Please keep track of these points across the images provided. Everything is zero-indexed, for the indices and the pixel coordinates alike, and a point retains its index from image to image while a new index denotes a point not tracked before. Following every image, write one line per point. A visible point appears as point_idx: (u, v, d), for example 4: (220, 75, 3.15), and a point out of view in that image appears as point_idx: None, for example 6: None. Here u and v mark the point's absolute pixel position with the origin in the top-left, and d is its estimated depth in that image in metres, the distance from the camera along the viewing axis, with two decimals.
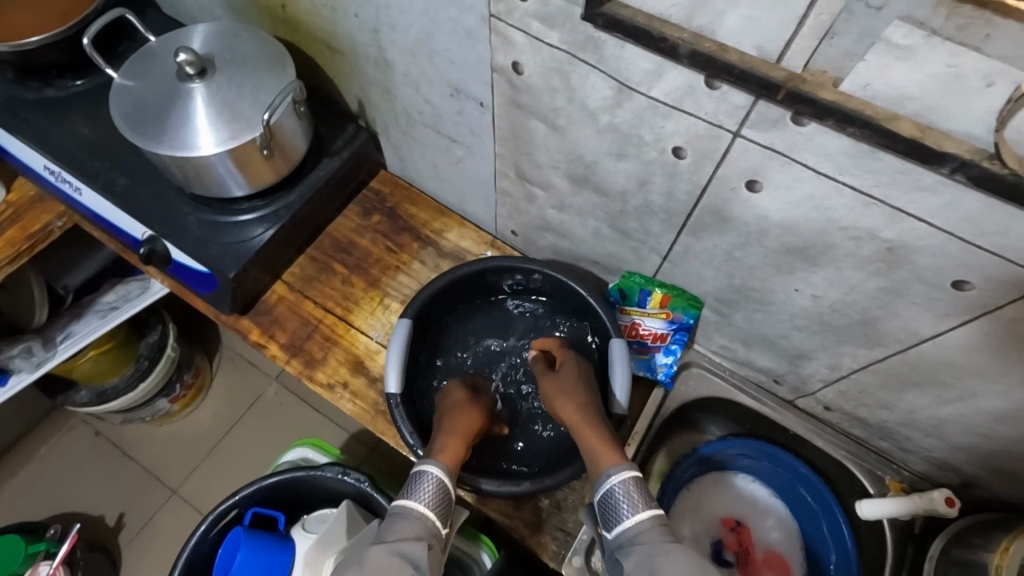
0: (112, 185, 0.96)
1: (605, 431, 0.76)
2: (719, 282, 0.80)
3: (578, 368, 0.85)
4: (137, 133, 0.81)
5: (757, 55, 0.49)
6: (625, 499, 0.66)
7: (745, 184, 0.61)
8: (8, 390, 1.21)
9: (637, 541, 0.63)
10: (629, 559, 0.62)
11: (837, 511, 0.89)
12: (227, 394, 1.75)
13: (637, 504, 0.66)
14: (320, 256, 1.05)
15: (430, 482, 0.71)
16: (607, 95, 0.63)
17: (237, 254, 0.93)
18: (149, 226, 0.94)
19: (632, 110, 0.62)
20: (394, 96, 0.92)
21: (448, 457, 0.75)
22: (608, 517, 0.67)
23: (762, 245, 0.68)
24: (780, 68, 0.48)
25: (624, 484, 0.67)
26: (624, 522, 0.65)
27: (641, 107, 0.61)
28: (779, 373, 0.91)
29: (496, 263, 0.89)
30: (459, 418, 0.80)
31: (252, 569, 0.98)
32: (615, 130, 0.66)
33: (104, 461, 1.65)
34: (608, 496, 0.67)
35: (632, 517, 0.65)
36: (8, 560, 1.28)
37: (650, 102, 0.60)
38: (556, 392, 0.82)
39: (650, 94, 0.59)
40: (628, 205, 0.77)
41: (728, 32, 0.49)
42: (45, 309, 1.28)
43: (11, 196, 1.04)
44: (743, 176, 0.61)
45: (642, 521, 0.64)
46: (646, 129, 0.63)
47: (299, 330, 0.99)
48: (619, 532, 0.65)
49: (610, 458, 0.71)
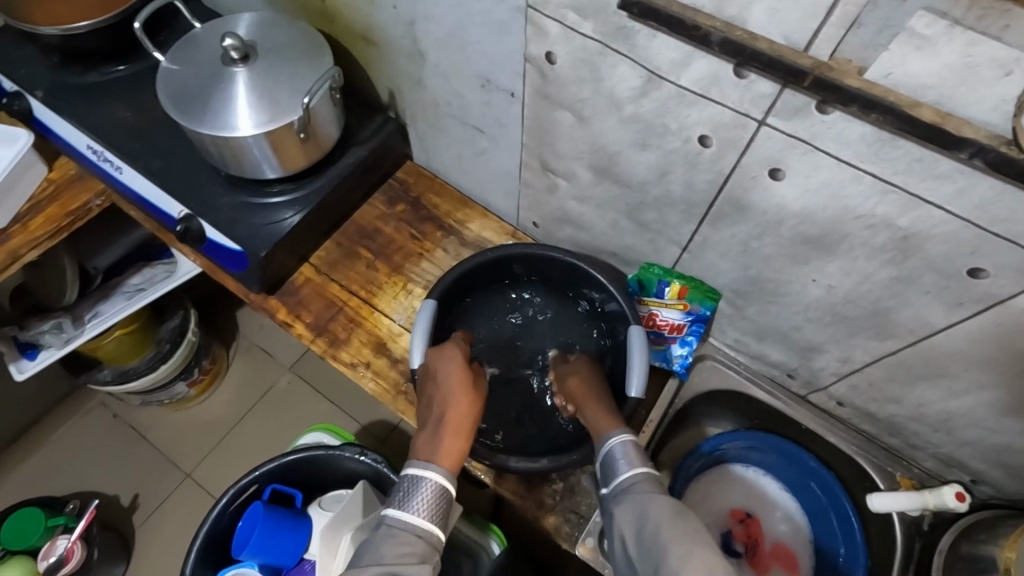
0: (152, 165, 0.99)
1: (608, 402, 0.79)
2: (735, 273, 0.82)
3: (583, 363, 0.87)
4: (182, 114, 0.85)
5: (784, 44, 0.52)
6: (623, 456, 0.70)
7: (767, 172, 0.64)
8: (38, 364, 1.27)
9: (629, 492, 0.67)
10: (619, 504, 0.67)
11: (846, 503, 0.90)
12: (244, 381, 1.78)
13: (633, 460, 0.70)
14: (346, 241, 1.08)
15: (428, 490, 0.69)
16: (635, 85, 0.65)
17: (269, 234, 0.96)
18: (186, 205, 0.98)
19: (659, 99, 0.65)
20: (424, 87, 0.95)
21: (452, 459, 0.73)
22: (606, 474, 0.71)
23: (779, 235, 0.70)
24: (806, 56, 0.51)
25: (621, 444, 0.71)
26: (619, 476, 0.70)
27: (669, 96, 0.64)
28: (792, 367, 0.92)
29: (518, 250, 0.92)
30: (459, 411, 0.76)
31: (270, 542, 1.01)
32: (641, 119, 0.69)
33: (121, 442, 1.68)
34: (606, 453, 0.72)
35: (628, 473, 0.69)
36: (26, 534, 1.32)
37: (677, 90, 0.62)
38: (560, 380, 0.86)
39: (678, 83, 0.62)
40: (649, 195, 0.79)
41: (757, 22, 0.52)
42: (76, 289, 1.31)
43: (52, 174, 1.08)
44: (765, 164, 0.63)
45: (637, 476, 0.69)
46: (671, 118, 0.66)
47: (324, 311, 1.02)
48: (616, 486, 0.69)
49: (611, 423, 0.75)
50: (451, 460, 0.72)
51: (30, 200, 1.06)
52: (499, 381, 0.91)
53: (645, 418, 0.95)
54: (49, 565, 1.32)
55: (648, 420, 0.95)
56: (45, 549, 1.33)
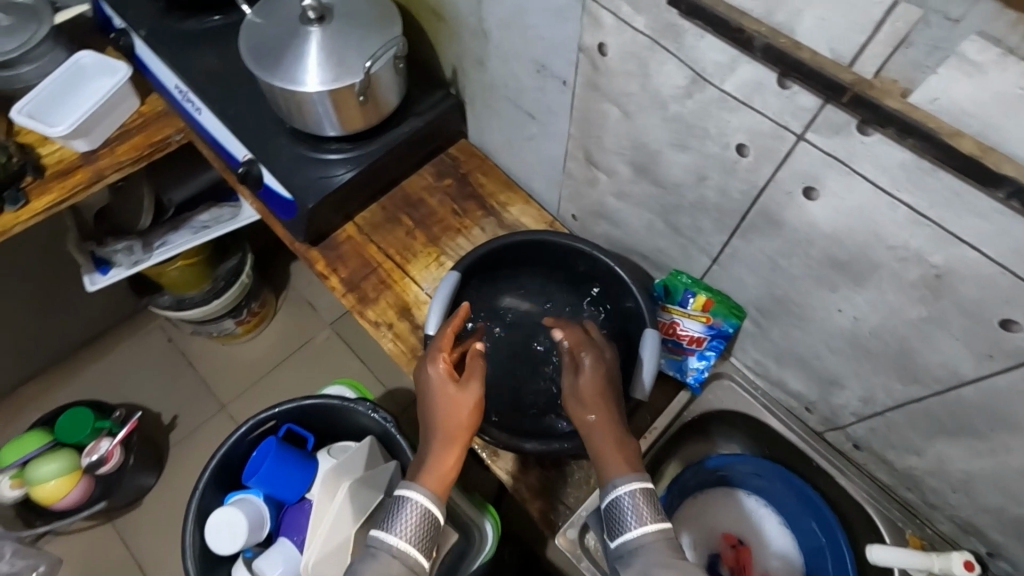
0: (226, 110, 1.07)
1: (614, 433, 0.70)
2: (762, 292, 0.80)
3: (604, 374, 0.75)
4: (258, 65, 0.92)
5: (829, 56, 0.50)
6: (632, 513, 0.63)
7: (801, 189, 0.62)
8: (109, 279, 1.40)
9: (638, 554, 0.61)
10: (629, 570, 0.60)
11: (844, 546, 0.87)
12: (286, 328, 1.88)
13: (644, 515, 0.63)
14: (391, 207, 1.13)
15: (411, 513, 0.67)
16: (680, 84, 0.65)
17: (317, 188, 1.01)
18: (250, 150, 1.05)
19: (702, 101, 0.64)
20: (485, 67, 0.98)
21: (438, 480, 0.70)
22: (612, 528, 0.64)
23: (809, 257, 0.68)
24: (850, 71, 0.50)
25: (632, 496, 0.64)
26: (628, 533, 0.63)
27: (711, 100, 0.63)
28: (811, 400, 0.89)
29: (547, 237, 0.92)
30: (450, 424, 0.73)
31: (276, 475, 1.08)
32: (683, 121, 0.69)
33: (170, 365, 1.81)
34: (614, 504, 0.64)
35: (637, 530, 0.62)
36: (77, 431, 1.44)
37: (720, 95, 0.62)
38: (569, 401, 0.75)
39: (721, 87, 0.61)
40: (684, 200, 0.79)
41: (805, 31, 0.51)
42: (149, 216, 1.44)
43: (145, 108, 1.19)
44: (800, 181, 0.61)
45: (649, 534, 0.62)
46: (711, 122, 0.65)
47: (359, 269, 1.07)
48: (622, 542, 0.63)
49: (619, 465, 0.67)
50: (438, 481, 0.70)
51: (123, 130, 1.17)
52: (510, 362, 0.93)
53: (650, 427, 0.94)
54: (91, 463, 1.46)
55: (652, 430, 0.94)
56: (90, 447, 1.46)
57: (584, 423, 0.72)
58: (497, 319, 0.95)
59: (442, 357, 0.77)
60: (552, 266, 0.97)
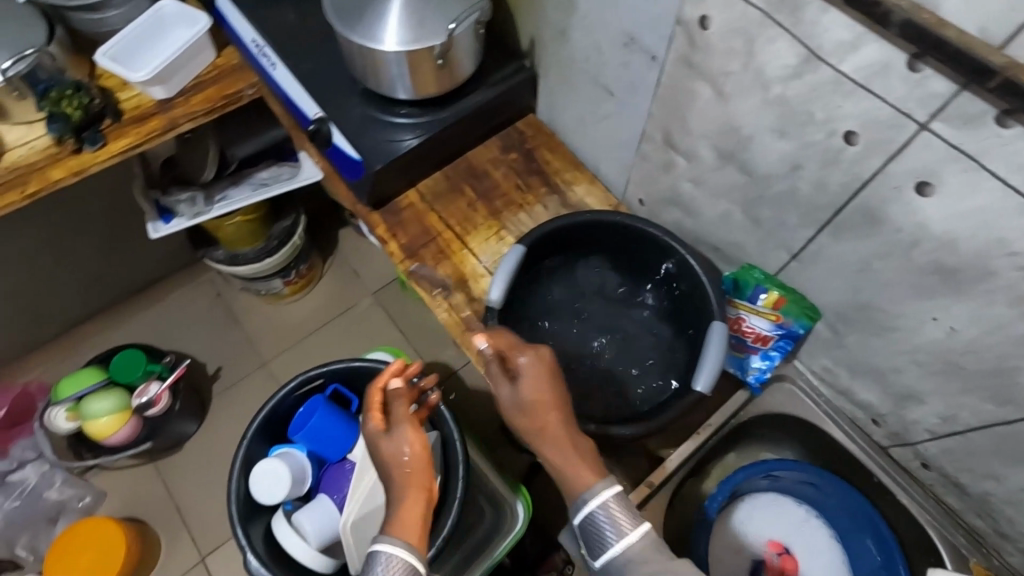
0: (302, 67, 1.08)
1: (564, 438, 0.65)
2: (844, 294, 0.76)
3: (547, 372, 0.67)
4: (340, 22, 0.91)
5: (976, 37, 0.46)
6: (610, 526, 0.59)
7: (913, 185, 0.58)
8: (169, 228, 1.41)
9: (629, 569, 0.57)
10: None
11: (903, 569, 0.85)
12: (330, 293, 1.90)
13: (622, 525, 0.59)
14: (454, 177, 1.11)
15: (390, 567, 0.59)
16: (789, 63, 0.61)
17: (384, 151, 1.01)
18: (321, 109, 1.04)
19: (812, 83, 0.60)
20: (566, 39, 0.95)
21: (411, 530, 0.62)
22: (593, 545, 0.60)
23: (911, 259, 0.64)
24: (1000, 54, 0.45)
25: (606, 509, 0.60)
26: (611, 549, 0.59)
27: (824, 82, 0.59)
28: (880, 413, 0.85)
29: (615, 219, 0.89)
30: (409, 476, 0.67)
31: (321, 432, 1.10)
32: (785, 104, 0.65)
33: (218, 318, 1.85)
34: (589, 520, 0.60)
35: (619, 543, 0.58)
36: (129, 372, 1.49)
37: (836, 77, 0.58)
38: (511, 407, 0.67)
39: (838, 67, 0.57)
40: (771, 190, 0.75)
41: (952, 8, 0.47)
42: (213, 169, 1.48)
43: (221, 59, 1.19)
44: (913, 175, 0.57)
45: (632, 544, 0.58)
46: (819, 106, 0.61)
47: (419, 236, 1.06)
48: (608, 558, 0.59)
49: (583, 475, 0.62)
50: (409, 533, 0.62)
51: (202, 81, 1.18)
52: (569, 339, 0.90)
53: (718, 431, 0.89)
54: (140, 404, 1.51)
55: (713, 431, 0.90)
56: (140, 389, 1.51)
57: (534, 431, 0.66)
58: (558, 298, 0.93)
59: (372, 412, 0.72)
60: (618, 249, 0.94)
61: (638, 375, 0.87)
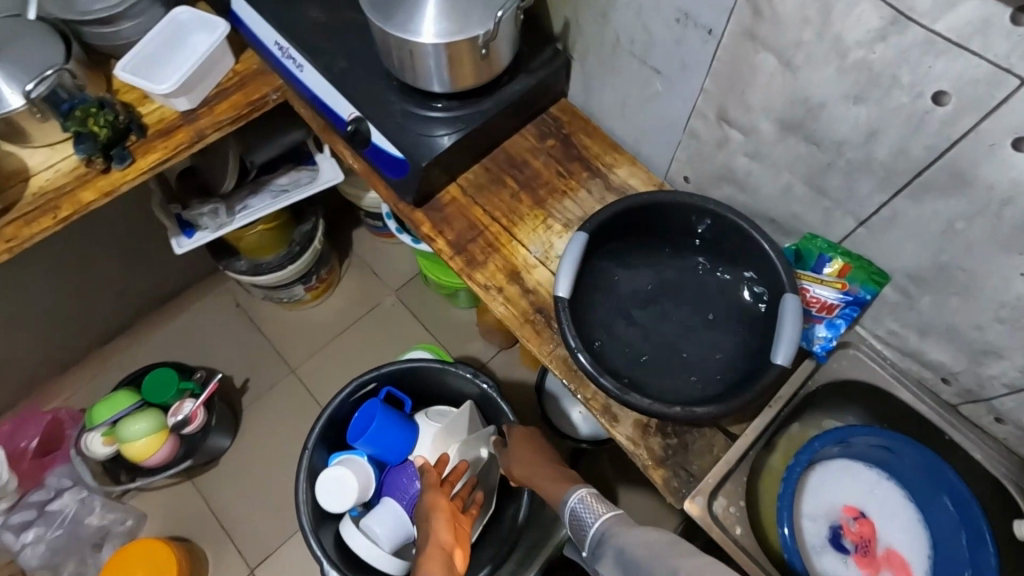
0: (331, 65, 1.05)
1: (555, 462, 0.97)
2: (919, 257, 0.76)
3: (526, 438, 1.04)
4: (376, 14, 0.89)
5: None
6: (584, 508, 0.79)
7: (1011, 141, 0.58)
8: (194, 242, 1.39)
9: (603, 536, 0.74)
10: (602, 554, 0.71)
11: (984, 528, 0.85)
12: (353, 295, 1.88)
13: (596, 510, 0.79)
14: (493, 170, 1.10)
15: None
16: (874, 27, 0.61)
17: (426, 147, 0.99)
18: (357, 108, 1.02)
19: (899, 45, 0.60)
20: (608, 20, 0.93)
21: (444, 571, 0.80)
22: (581, 533, 0.79)
23: (998, 216, 0.64)
24: None
25: (582, 499, 0.81)
26: (590, 528, 0.77)
27: (914, 43, 0.59)
28: (952, 371, 0.86)
29: (671, 199, 0.89)
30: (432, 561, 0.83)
31: (383, 437, 1.10)
32: (866, 69, 0.64)
33: (241, 330, 1.82)
34: (572, 514, 0.81)
35: (594, 522, 0.77)
36: (164, 390, 1.47)
37: (928, 36, 0.57)
38: (512, 466, 1.01)
39: (932, 27, 0.57)
40: (842, 158, 0.74)
41: None
42: (233, 178, 1.43)
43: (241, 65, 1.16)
44: (1011, 131, 0.58)
45: (604, 520, 0.76)
46: (907, 68, 0.61)
47: (465, 231, 1.05)
48: (592, 540, 0.76)
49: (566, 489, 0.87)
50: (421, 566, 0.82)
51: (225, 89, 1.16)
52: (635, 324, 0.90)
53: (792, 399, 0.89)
54: (177, 422, 1.49)
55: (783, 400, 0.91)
56: (175, 407, 1.50)
57: (532, 476, 0.96)
58: (621, 284, 0.92)
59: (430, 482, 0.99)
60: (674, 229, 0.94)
61: (709, 354, 0.87)
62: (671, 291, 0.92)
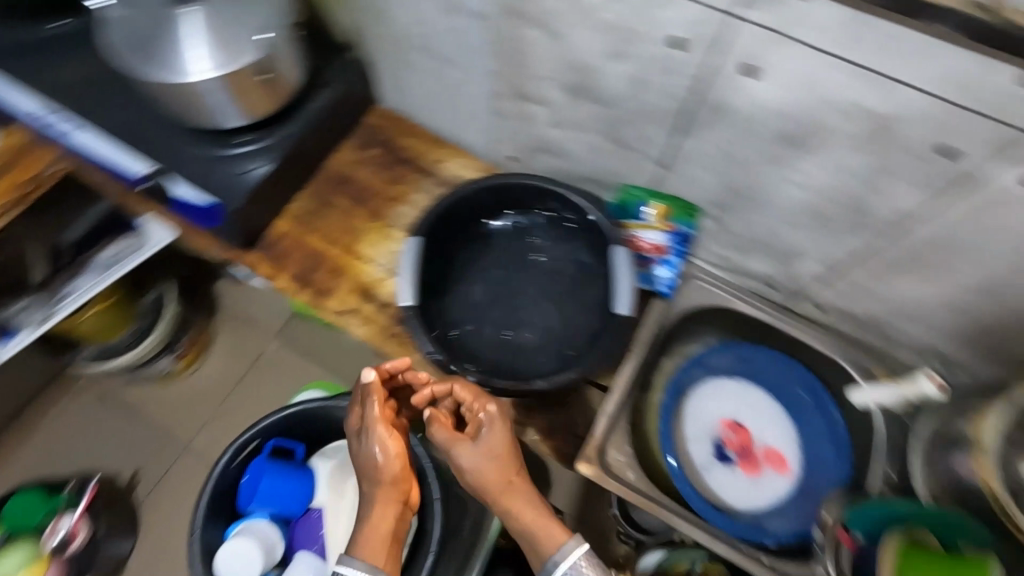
0: (110, 123, 0.96)
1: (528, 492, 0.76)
2: (716, 185, 0.84)
3: (507, 441, 0.76)
4: (133, 64, 0.81)
5: None
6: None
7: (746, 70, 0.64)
8: (16, 345, 1.13)
9: None
10: None
11: (830, 403, 0.97)
12: (230, 349, 1.70)
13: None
14: (322, 191, 1.06)
15: None
16: None
17: (237, 187, 0.93)
18: (153, 162, 0.95)
19: (632, 3, 0.64)
20: (388, 20, 0.92)
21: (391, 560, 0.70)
22: None
23: (762, 135, 0.71)
24: None
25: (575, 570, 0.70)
26: None
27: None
28: (774, 277, 0.96)
29: (490, 180, 0.92)
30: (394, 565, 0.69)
31: (276, 492, 1.05)
32: (615, 28, 0.68)
33: (110, 422, 1.61)
34: None
35: None
36: (30, 515, 1.34)
37: None
38: (471, 462, 0.75)
39: None
40: (626, 111, 0.79)
41: None
42: (43, 270, 1.24)
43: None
44: (744, 61, 0.64)
45: None
46: (643, 22, 0.65)
47: (305, 262, 1.01)
48: None
49: (556, 535, 0.72)
50: (364, 548, 0.70)
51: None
52: (490, 307, 0.93)
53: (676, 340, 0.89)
54: (58, 543, 1.33)
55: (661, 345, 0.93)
56: (51, 527, 1.34)
57: (503, 483, 0.75)
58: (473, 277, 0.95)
59: (382, 423, 0.76)
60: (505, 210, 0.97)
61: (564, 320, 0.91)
62: (518, 269, 0.96)
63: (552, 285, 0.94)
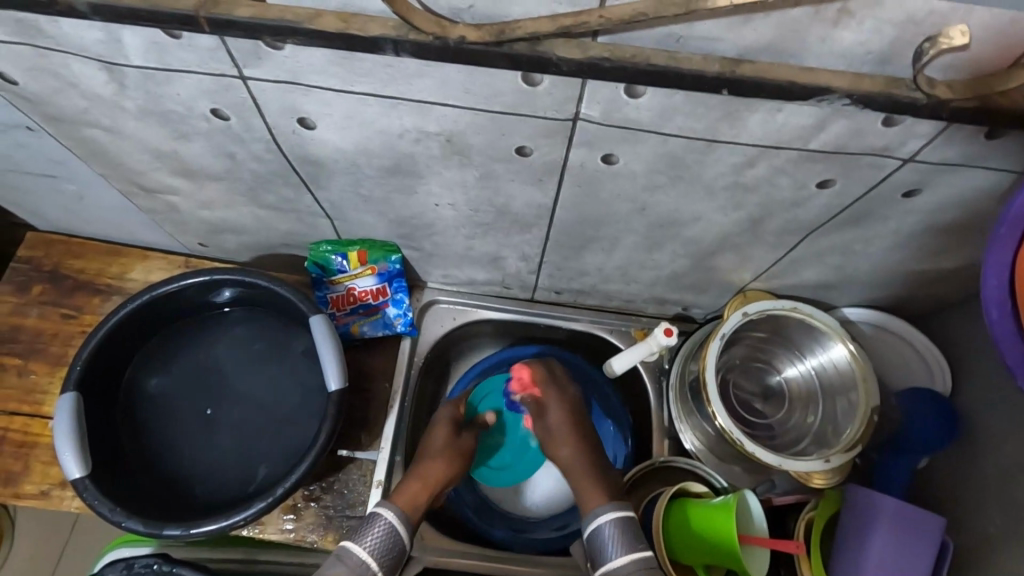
0: (117, 336, 0.79)
1: (584, 466, 0.78)
2: (824, 274, 0.81)
3: (569, 413, 0.82)
4: (211, 277, 0.81)
5: (980, 77, 0.44)
6: None
7: (901, 193, 0.60)
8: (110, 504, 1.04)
9: None
10: None
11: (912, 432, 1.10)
12: None
13: None
14: (362, 307, 0.94)
15: (613, 542, 0.69)
16: (739, 162, 0.56)
17: (283, 368, 0.84)
18: (172, 362, 0.84)
19: (771, 166, 0.57)
20: None
21: (595, 496, 0.74)
22: None
23: (896, 233, 0.68)
24: (1005, 96, 0.45)
25: None
26: None
27: (787, 160, 0.56)
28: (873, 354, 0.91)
29: (530, 308, 1.02)
30: (592, 462, 0.79)
31: None
32: (739, 187, 0.61)
33: None
34: None
35: None
36: None
37: (805, 154, 0.54)
38: (549, 440, 0.82)
39: (804, 147, 0.54)
40: (733, 237, 0.72)
41: (938, 66, 0.44)
42: None
43: (86, 320, 0.95)
44: (900, 188, 0.59)
45: None
46: (786, 178, 0.58)
47: (353, 414, 0.93)
48: None
49: (595, 499, 0.74)
50: (407, 497, 0.75)
51: (57, 355, 0.94)
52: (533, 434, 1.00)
53: (834, 446, 0.80)
54: None
55: (797, 450, 0.85)
56: None
57: (563, 459, 0.80)
58: None
59: (546, 428, 0.82)
60: (551, 339, 1.05)
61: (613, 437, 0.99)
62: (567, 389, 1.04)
63: (598, 407, 1.02)
